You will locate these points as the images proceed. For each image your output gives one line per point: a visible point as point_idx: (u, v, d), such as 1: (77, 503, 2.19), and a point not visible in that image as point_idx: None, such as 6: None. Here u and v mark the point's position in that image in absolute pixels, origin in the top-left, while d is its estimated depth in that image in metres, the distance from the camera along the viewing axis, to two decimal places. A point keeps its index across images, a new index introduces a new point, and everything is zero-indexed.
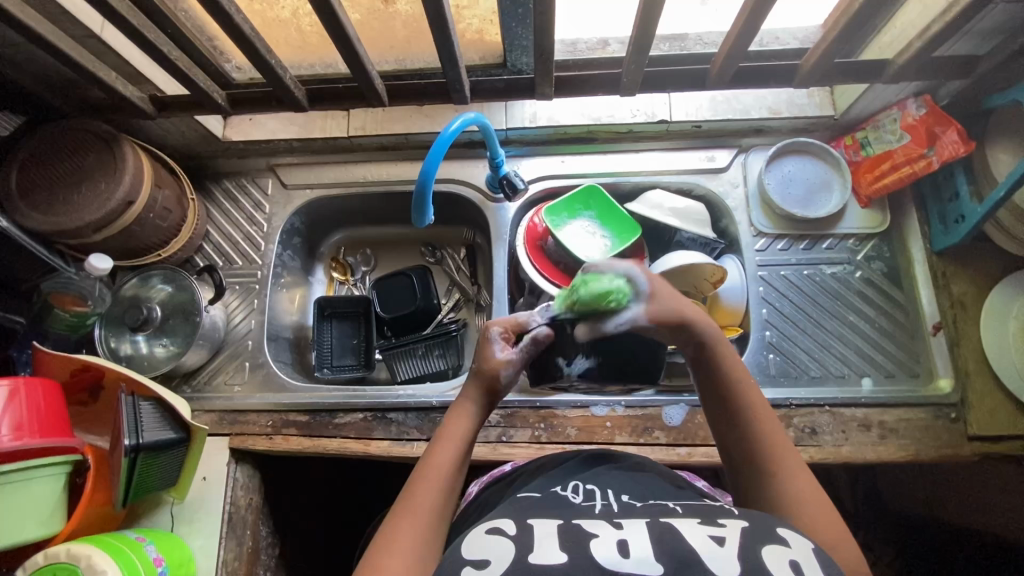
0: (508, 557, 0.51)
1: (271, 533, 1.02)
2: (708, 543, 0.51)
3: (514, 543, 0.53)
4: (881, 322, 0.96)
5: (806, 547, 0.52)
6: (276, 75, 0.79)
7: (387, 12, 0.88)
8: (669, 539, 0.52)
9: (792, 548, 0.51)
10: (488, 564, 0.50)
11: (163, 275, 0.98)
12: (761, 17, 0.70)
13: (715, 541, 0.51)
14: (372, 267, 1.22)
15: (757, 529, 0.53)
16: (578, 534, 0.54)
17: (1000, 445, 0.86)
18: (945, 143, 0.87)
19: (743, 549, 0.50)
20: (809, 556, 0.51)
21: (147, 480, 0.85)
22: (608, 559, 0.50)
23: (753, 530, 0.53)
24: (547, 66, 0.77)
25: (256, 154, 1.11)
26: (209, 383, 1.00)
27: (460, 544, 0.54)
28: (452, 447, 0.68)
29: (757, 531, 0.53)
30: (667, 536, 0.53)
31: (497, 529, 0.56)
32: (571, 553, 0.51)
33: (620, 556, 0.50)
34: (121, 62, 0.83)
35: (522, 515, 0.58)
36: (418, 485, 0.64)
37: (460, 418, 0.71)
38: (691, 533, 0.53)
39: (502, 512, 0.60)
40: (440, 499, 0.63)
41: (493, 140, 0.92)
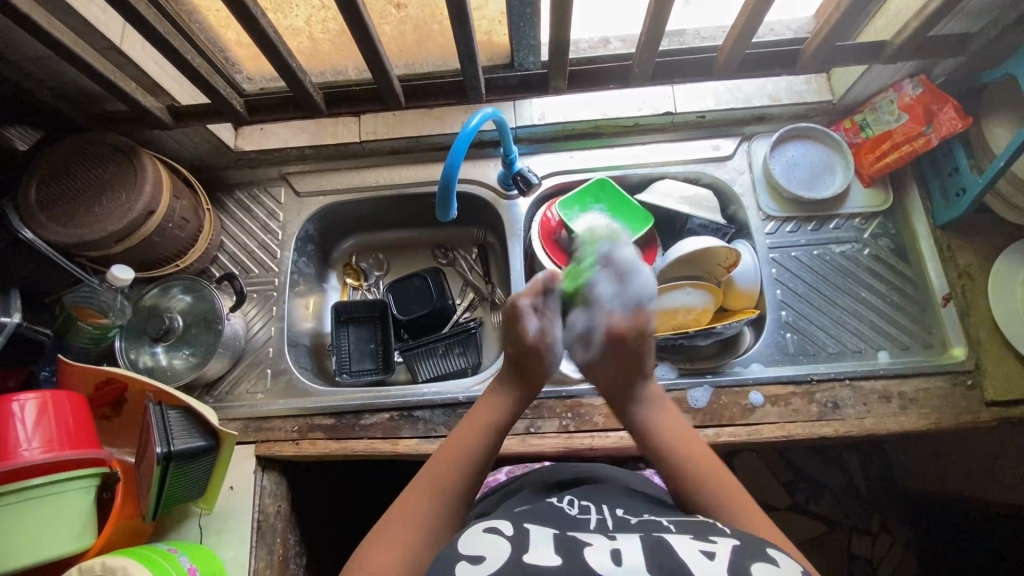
0: (502, 556, 0.52)
1: (299, 541, 1.00)
2: (697, 556, 0.52)
3: (509, 546, 0.54)
4: (893, 296, 0.98)
5: (795, 568, 0.52)
6: (297, 79, 0.80)
7: (399, 17, 0.90)
8: (659, 550, 0.53)
9: (782, 566, 0.52)
10: (484, 559, 0.52)
11: (183, 285, 0.99)
12: (767, 4, 0.72)
13: (705, 554, 0.52)
14: (385, 272, 1.23)
15: (748, 547, 0.54)
16: (574, 542, 0.55)
17: (1017, 409, 0.89)
18: (943, 120, 0.91)
19: (732, 562, 0.51)
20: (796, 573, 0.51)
21: (177, 489, 0.84)
22: (602, 564, 0.51)
23: (743, 547, 0.53)
24: (562, 60, 0.79)
25: (268, 164, 1.12)
26: (231, 393, 1.00)
27: (456, 540, 0.56)
28: (479, 433, 0.72)
29: (748, 548, 0.53)
30: (658, 546, 0.54)
31: (494, 530, 0.57)
32: (564, 557, 0.52)
33: (612, 562, 0.51)
34: (139, 74, 0.84)
35: (520, 521, 0.60)
36: (438, 463, 0.68)
37: (495, 409, 0.75)
38: (682, 547, 0.53)
39: (500, 518, 0.61)
40: (460, 477, 0.67)
41: (507, 136, 0.94)
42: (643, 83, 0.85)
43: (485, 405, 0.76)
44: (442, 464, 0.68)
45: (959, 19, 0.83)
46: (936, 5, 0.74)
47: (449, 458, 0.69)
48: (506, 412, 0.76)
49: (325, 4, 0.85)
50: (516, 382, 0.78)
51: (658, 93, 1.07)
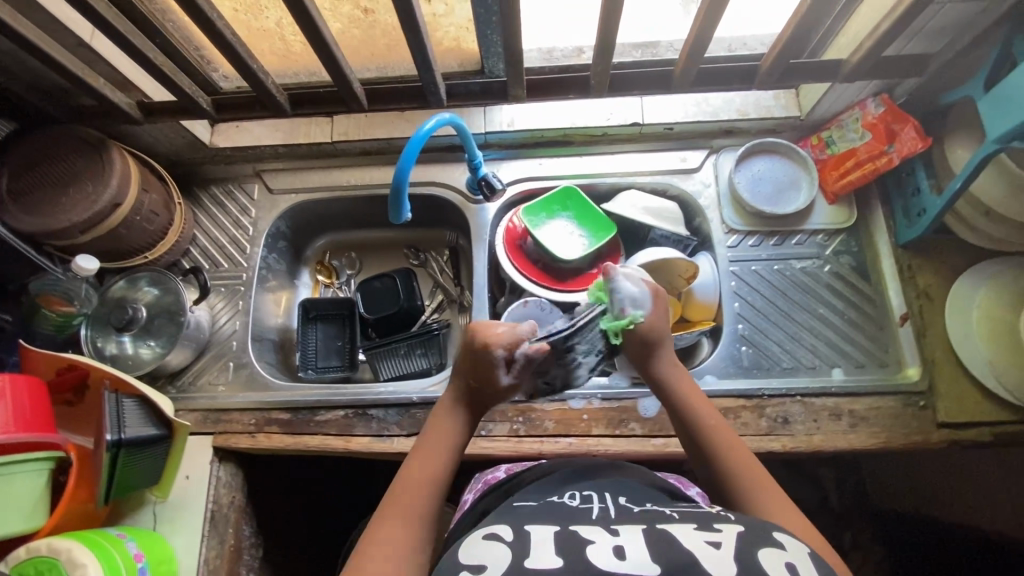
0: (505, 561, 0.53)
1: (254, 533, 1.02)
2: (704, 546, 0.52)
3: (510, 550, 0.54)
4: (851, 314, 0.98)
5: (801, 551, 0.53)
6: (258, 80, 0.82)
7: (367, 21, 0.91)
8: (664, 545, 0.53)
9: (787, 550, 0.53)
10: (485, 568, 0.52)
11: (149, 277, 1.01)
12: (716, 20, 0.72)
13: (710, 543, 0.53)
14: (357, 270, 1.25)
15: (753, 533, 0.54)
16: (576, 539, 0.55)
17: (968, 432, 0.89)
18: (905, 139, 0.91)
19: (738, 552, 0.52)
20: (802, 558, 0.52)
21: (131, 477, 0.86)
22: (605, 561, 0.52)
23: (748, 534, 0.54)
24: (518, 69, 0.81)
25: (242, 160, 1.14)
26: (194, 384, 1.02)
27: (458, 551, 0.56)
28: (437, 453, 0.70)
29: (752, 535, 0.54)
30: (663, 539, 0.54)
31: (495, 537, 0.57)
32: (569, 557, 0.53)
33: (616, 559, 0.52)
34: (110, 70, 0.87)
35: (520, 521, 0.59)
36: (404, 487, 0.66)
37: (450, 427, 0.74)
38: (687, 538, 0.54)
39: (501, 517, 0.61)
40: (427, 504, 0.65)
41: (471, 142, 0.95)
42: (601, 94, 0.86)
43: (440, 425, 0.74)
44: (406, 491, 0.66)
45: (918, 40, 0.83)
46: (887, 25, 0.74)
47: (409, 485, 0.66)
48: (464, 433, 0.74)
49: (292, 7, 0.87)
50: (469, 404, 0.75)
51: (627, 104, 1.08)
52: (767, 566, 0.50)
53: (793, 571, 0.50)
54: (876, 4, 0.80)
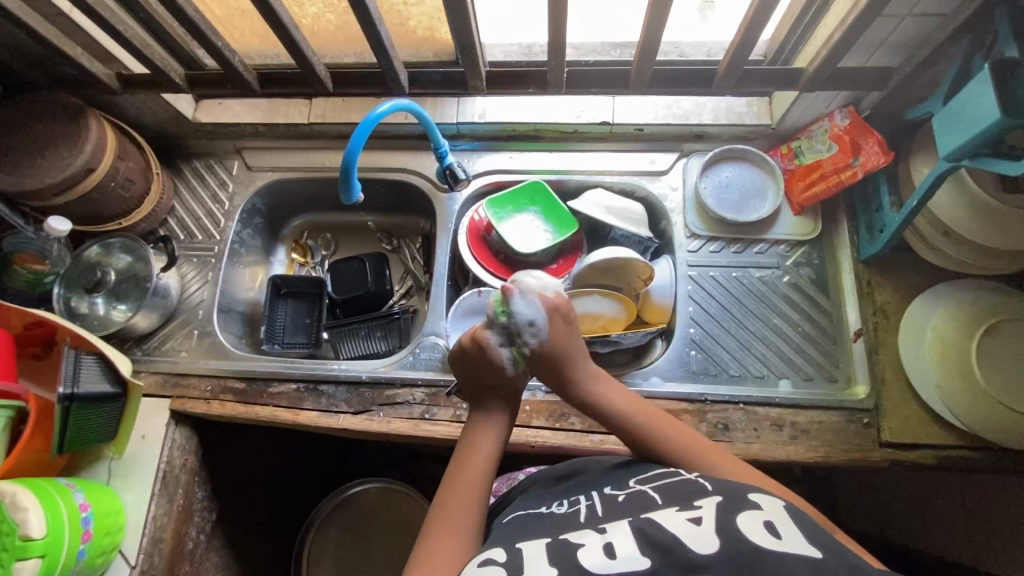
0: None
1: (207, 496, 1.06)
2: (686, 525, 0.53)
3: (506, 571, 0.54)
4: (805, 327, 0.98)
5: (777, 506, 0.55)
6: (224, 57, 0.86)
7: (340, 6, 0.93)
8: (650, 532, 0.54)
9: (765, 510, 0.54)
10: None
11: (122, 244, 1.05)
12: (662, 22, 0.73)
13: (691, 520, 0.54)
14: (331, 251, 1.28)
15: (730, 500, 0.56)
16: (567, 547, 0.56)
17: (911, 453, 0.88)
18: (869, 153, 0.90)
19: (719, 523, 0.53)
20: (779, 514, 0.54)
21: (85, 432, 0.90)
22: (597, 564, 0.53)
23: (727, 502, 0.55)
24: (472, 59, 0.83)
25: (223, 137, 1.17)
26: (159, 348, 1.06)
27: None
28: (476, 459, 0.71)
29: (730, 502, 0.55)
30: (647, 525, 0.55)
31: (490, 560, 0.57)
32: (562, 566, 0.54)
33: (608, 559, 0.53)
34: (90, 41, 0.91)
35: (514, 539, 0.59)
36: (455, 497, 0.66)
37: (479, 431, 0.74)
38: (669, 519, 0.55)
39: (500, 538, 0.61)
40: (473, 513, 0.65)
41: (435, 131, 0.97)
42: (559, 90, 0.88)
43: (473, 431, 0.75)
44: (456, 503, 0.65)
45: (881, 52, 0.82)
46: (840, 35, 0.74)
47: (450, 494, 0.67)
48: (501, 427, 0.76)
49: None
50: (496, 408, 0.76)
51: (598, 102, 1.08)
52: (749, 530, 0.52)
53: (771, 530, 0.52)
54: (836, 14, 0.80)
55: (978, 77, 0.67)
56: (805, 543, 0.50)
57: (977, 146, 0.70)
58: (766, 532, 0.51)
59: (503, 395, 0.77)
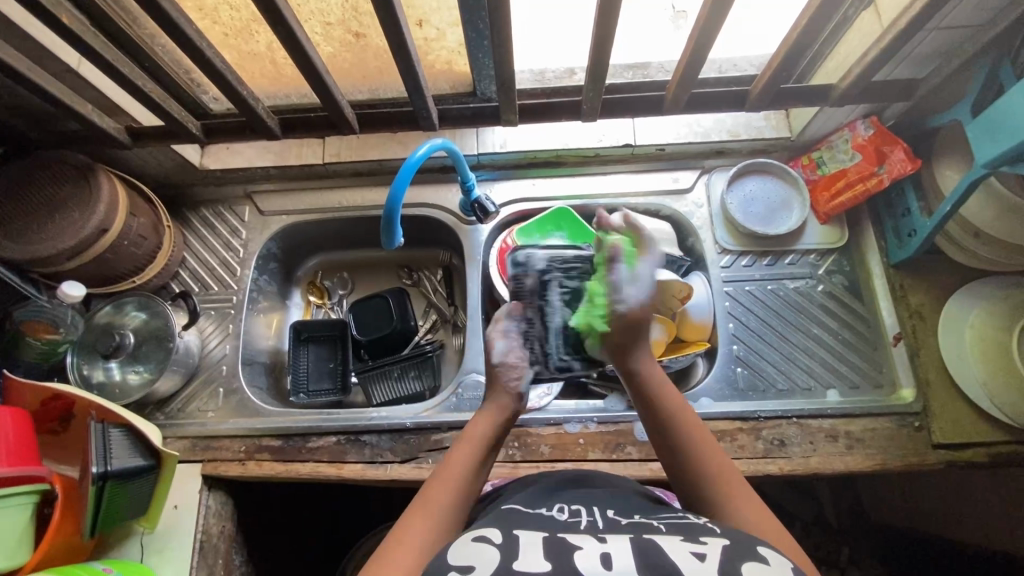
0: (494, 561, 0.50)
1: (245, 561, 1.00)
2: (688, 556, 0.50)
3: (500, 553, 0.51)
4: (845, 334, 0.99)
5: (785, 566, 0.51)
6: (248, 104, 0.84)
7: (359, 45, 0.90)
8: (653, 555, 0.51)
9: (771, 565, 0.50)
10: (474, 568, 0.49)
11: (137, 302, 0.99)
12: (701, 57, 0.77)
13: (695, 555, 0.51)
14: (349, 290, 1.22)
15: (738, 548, 0.52)
16: (563, 545, 0.53)
17: (965, 453, 0.89)
18: (894, 161, 0.93)
19: (722, 565, 0.49)
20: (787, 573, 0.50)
21: (116, 510, 0.84)
22: (591, 568, 0.49)
23: (733, 547, 0.52)
24: (509, 95, 0.87)
25: (233, 182, 1.13)
26: (183, 411, 1.00)
27: (446, 549, 0.53)
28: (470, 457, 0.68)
29: (737, 548, 0.52)
30: (647, 547, 0.52)
31: (483, 538, 0.54)
32: (555, 562, 0.50)
33: (603, 568, 0.50)
34: (99, 96, 0.87)
35: (510, 525, 0.57)
36: (443, 484, 0.64)
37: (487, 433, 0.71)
38: (671, 547, 0.52)
39: (491, 522, 0.58)
40: (452, 508, 0.62)
41: (463, 164, 0.96)
42: (593, 118, 0.93)
43: (479, 426, 0.72)
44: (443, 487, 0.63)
45: (904, 65, 0.84)
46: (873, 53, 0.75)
47: (438, 485, 0.64)
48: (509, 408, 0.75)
49: (256, 17, 0.82)
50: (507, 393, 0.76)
51: (619, 125, 1.08)
52: None
53: None
54: (863, 32, 0.82)
55: (1016, 86, 0.70)
56: None
57: (1016, 153, 0.71)
58: None
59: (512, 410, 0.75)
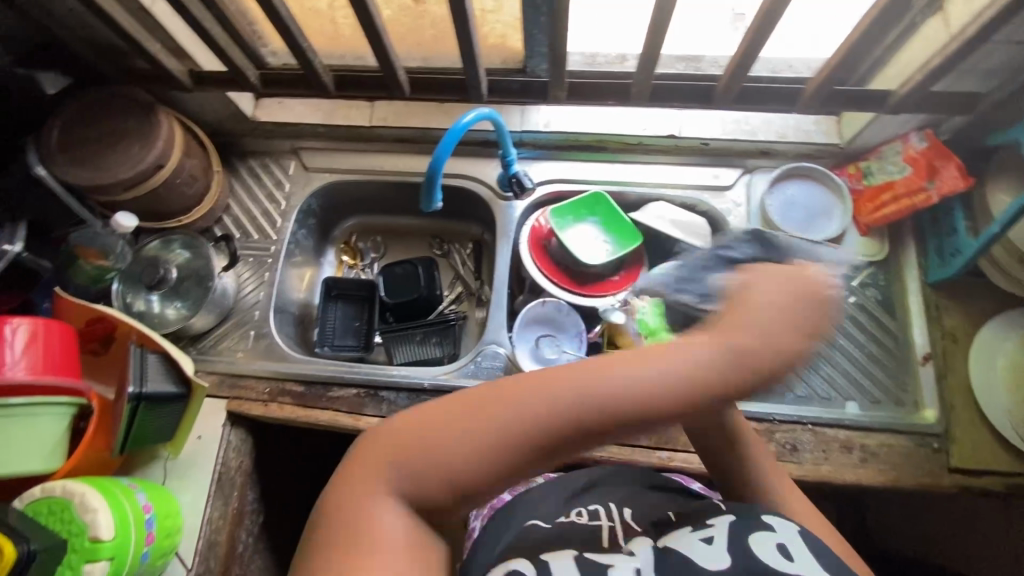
0: None
1: (257, 499, 1.04)
2: (696, 543, 0.54)
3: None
4: (871, 348, 0.97)
5: (792, 531, 0.55)
6: (307, 58, 0.87)
7: (418, 11, 0.91)
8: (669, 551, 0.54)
9: (778, 533, 0.54)
10: None
11: (183, 241, 1.04)
12: (757, 49, 0.77)
13: (703, 539, 0.55)
14: (381, 254, 1.25)
15: (744, 522, 0.56)
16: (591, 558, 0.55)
17: (982, 480, 0.87)
18: (947, 177, 0.91)
19: (734, 544, 0.53)
20: (794, 539, 0.54)
21: (145, 431, 0.89)
22: None
23: (742, 524, 0.56)
24: (560, 71, 0.88)
25: (282, 136, 1.17)
26: (214, 348, 1.05)
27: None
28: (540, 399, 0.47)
29: (743, 524, 0.55)
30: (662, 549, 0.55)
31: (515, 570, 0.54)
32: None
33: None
34: (169, 37, 0.91)
35: (535, 546, 0.58)
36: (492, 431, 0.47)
37: (575, 400, 0.47)
38: (684, 539, 0.55)
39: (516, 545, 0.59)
40: (456, 464, 0.47)
41: (506, 139, 0.98)
42: (641, 102, 0.93)
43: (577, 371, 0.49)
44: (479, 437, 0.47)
45: (969, 77, 0.82)
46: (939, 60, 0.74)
47: (475, 416, 0.47)
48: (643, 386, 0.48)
49: None
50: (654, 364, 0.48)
51: (665, 116, 1.08)
52: (763, 555, 0.52)
53: (783, 552, 0.52)
54: (927, 39, 0.81)
55: None
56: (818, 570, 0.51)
57: None
58: (781, 557, 0.51)
59: (619, 392, 0.48)
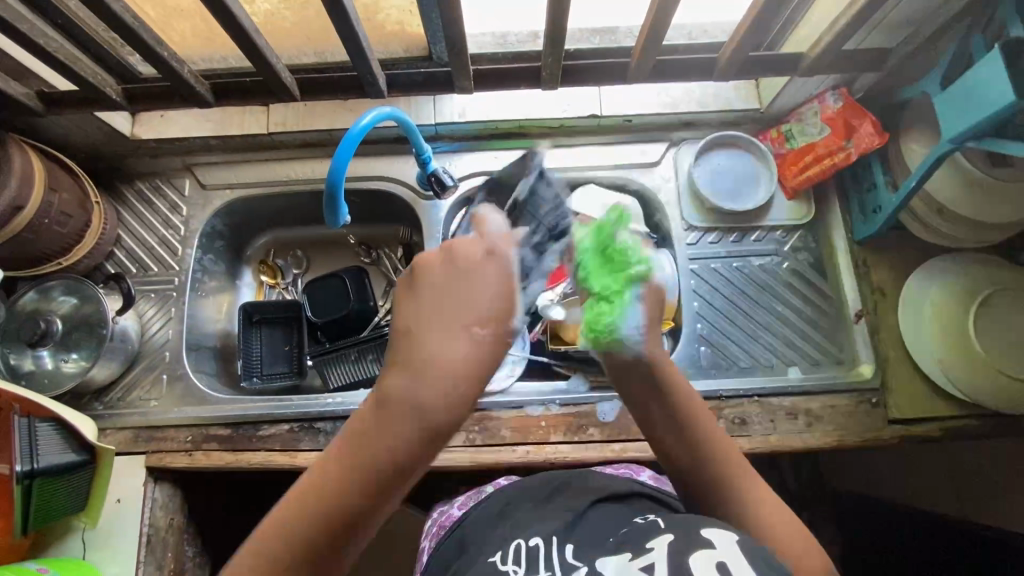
0: None
1: (199, 552, 0.96)
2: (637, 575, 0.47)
3: None
4: (807, 312, 0.99)
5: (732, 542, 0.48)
6: (171, 68, 0.76)
7: (298, 2, 0.80)
8: None
9: (717, 548, 0.47)
10: None
11: (64, 286, 0.92)
12: (666, 20, 0.73)
13: (642, 569, 0.47)
14: (304, 269, 1.15)
15: (683, 538, 0.49)
16: None
17: (918, 428, 0.90)
18: (863, 136, 0.90)
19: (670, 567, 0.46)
20: (735, 552, 0.46)
21: (50, 507, 0.80)
22: None
23: (678, 540, 0.49)
24: (462, 60, 0.81)
25: (170, 153, 1.05)
26: (123, 401, 0.95)
27: None
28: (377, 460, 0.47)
29: (682, 542, 0.48)
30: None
31: None
32: None
33: None
34: (2, 56, 0.79)
35: None
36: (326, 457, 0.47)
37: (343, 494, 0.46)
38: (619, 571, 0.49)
39: None
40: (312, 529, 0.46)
41: (416, 135, 0.90)
42: (554, 85, 0.89)
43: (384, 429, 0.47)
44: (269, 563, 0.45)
45: (877, 33, 0.82)
46: (846, 20, 0.73)
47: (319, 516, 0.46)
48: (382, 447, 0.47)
49: None
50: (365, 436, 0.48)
51: (583, 94, 1.03)
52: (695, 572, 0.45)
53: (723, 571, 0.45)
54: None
55: (987, 57, 0.68)
56: None
57: (983, 129, 0.70)
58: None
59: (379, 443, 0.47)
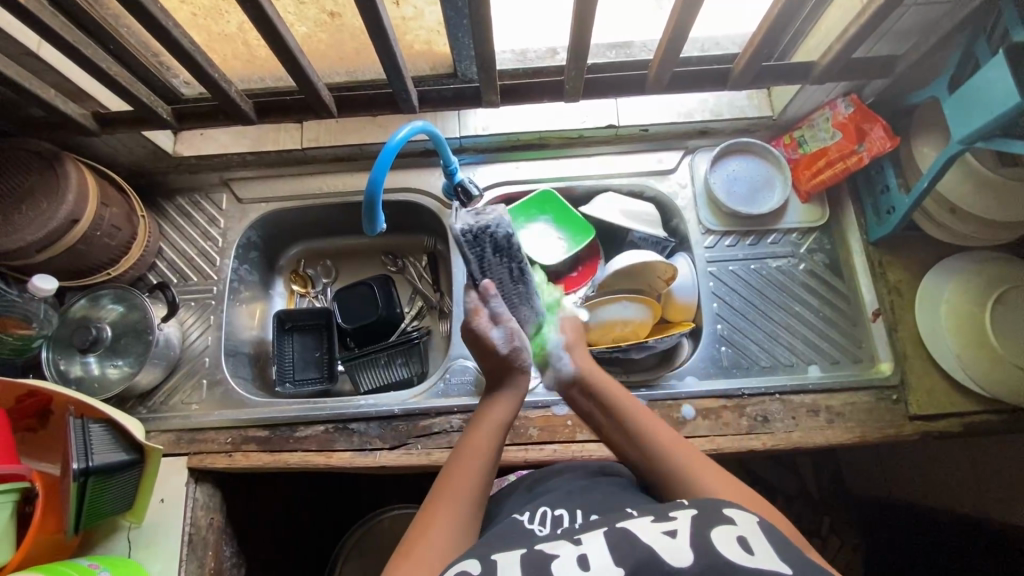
0: None
1: (235, 553, 0.99)
2: (660, 536, 0.50)
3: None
4: (825, 311, 1.01)
5: (752, 521, 0.52)
6: (220, 88, 0.82)
7: (334, 25, 0.85)
8: (626, 543, 0.50)
9: (738, 525, 0.51)
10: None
11: (113, 295, 0.97)
12: (683, 33, 0.77)
13: (666, 533, 0.50)
14: (333, 279, 1.20)
15: (706, 513, 0.52)
16: (541, 556, 0.51)
17: (940, 424, 0.91)
18: (875, 138, 0.92)
19: (694, 537, 0.49)
20: (753, 530, 0.50)
21: (100, 506, 0.83)
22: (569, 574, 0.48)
23: (700, 514, 0.52)
24: (490, 75, 0.86)
25: (208, 169, 1.10)
26: (166, 404, 0.99)
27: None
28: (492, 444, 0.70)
29: (705, 516, 0.52)
30: (622, 535, 0.51)
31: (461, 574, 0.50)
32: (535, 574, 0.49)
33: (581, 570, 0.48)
34: (62, 80, 0.85)
35: (489, 550, 0.54)
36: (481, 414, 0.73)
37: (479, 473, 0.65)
38: (644, 529, 0.51)
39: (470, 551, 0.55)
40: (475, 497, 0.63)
41: (445, 148, 0.94)
42: (576, 98, 0.93)
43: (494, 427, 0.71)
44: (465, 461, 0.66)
45: (885, 40, 0.85)
46: (855, 29, 0.77)
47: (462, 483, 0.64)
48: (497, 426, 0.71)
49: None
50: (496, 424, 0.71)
51: (601, 106, 1.07)
52: (720, 544, 0.48)
53: (745, 545, 0.48)
54: (840, 10, 0.83)
55: (993, 60, 0.71)
56: (776, 559, 0.47)
57: (991, 129, 0.73)
58: (740, 549, 0.48)
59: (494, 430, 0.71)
